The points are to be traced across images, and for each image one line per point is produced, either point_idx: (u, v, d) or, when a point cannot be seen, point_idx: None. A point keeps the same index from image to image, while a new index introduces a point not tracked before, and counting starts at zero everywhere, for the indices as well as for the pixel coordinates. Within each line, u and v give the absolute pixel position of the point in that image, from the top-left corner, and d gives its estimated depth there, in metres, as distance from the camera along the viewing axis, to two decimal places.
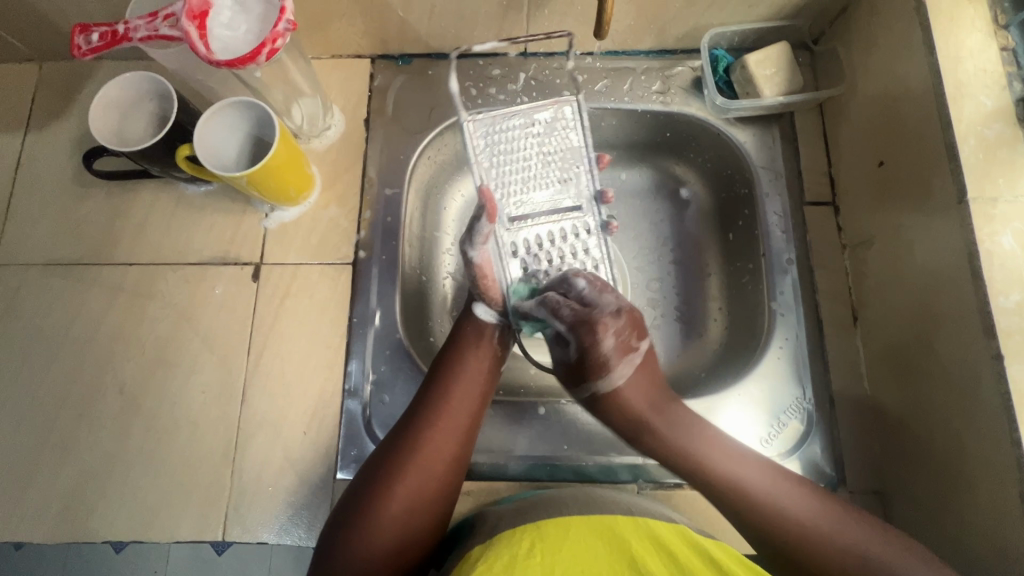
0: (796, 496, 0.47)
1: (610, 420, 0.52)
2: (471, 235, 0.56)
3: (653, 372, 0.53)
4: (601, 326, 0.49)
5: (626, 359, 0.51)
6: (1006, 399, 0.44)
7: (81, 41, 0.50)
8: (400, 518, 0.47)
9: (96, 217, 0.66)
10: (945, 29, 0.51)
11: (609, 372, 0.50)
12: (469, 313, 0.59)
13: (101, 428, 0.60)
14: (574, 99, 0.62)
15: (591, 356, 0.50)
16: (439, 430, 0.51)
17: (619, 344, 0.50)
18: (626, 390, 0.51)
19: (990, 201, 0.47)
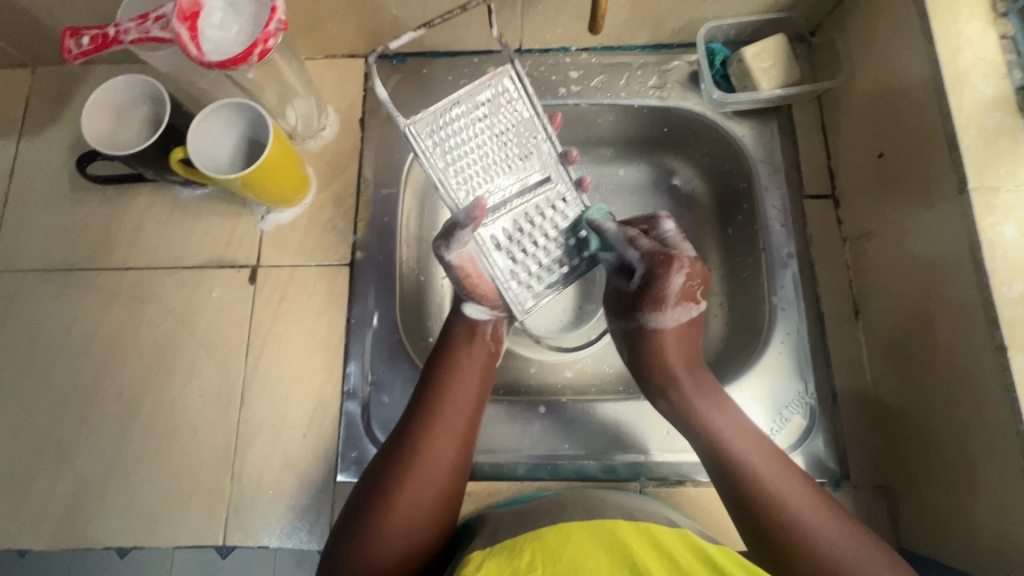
0: (806, 498, 0.48)
1: (648, 364, 0.56)
2: (448, 240, 0.53)
3: (691, 335, 0.57)
4: (676, 264, 0.53)
5: (683, 306, 0.55)
6: (1010, 390, 0.43)
7: (71, 45, 0.50)
8: (407, 522, 0.47)
9: (91, 222, 0.66)
10: (944, 17, 0.51)
11: (661, 307, 0.55)
12: (459, 311, 0.59)
13: (100, 434, 0.60)
14: (510, 65, 0.51)
15: (654, 288, 0.54)
16: (436, 435, 0.51)
17: (684, 288, 0.55)
18: (668, 333, 0.56)
19: (991, 191, 0.46)
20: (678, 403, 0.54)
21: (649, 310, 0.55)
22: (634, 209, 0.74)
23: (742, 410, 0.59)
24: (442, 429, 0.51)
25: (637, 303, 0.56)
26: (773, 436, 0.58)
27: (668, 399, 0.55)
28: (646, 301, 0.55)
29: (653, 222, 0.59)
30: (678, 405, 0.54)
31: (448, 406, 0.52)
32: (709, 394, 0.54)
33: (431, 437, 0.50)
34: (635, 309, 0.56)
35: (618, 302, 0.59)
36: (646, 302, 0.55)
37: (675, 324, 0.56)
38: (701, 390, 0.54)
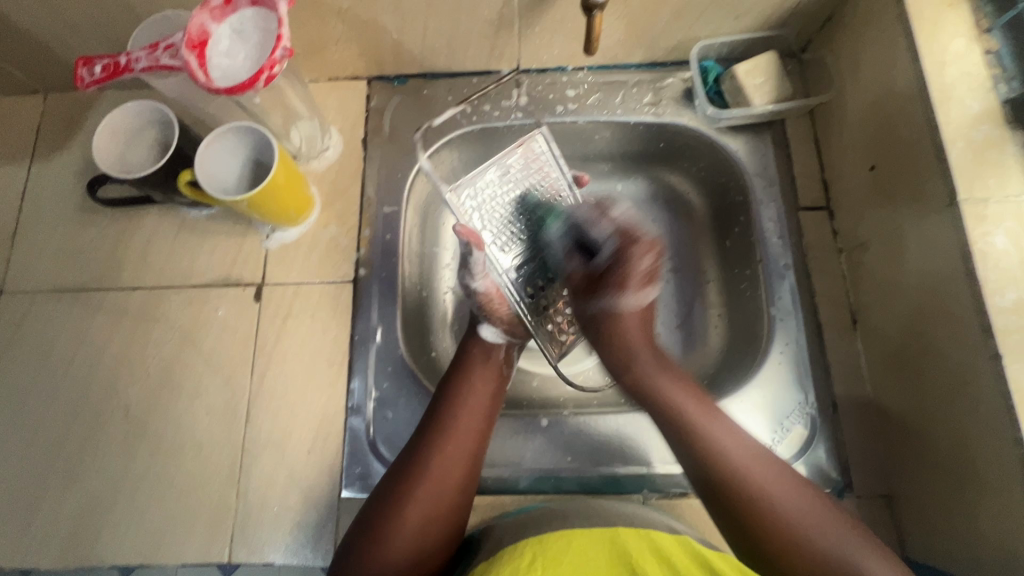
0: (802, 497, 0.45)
1: (606, 347, 0.57)
2: (471, 269, 0.60)
3: (648, 318, 0.59)
4: (646, 247, 0.57)
5: (643, 290, 0.57)
6: (1007, 398, 0.44)
7: (84, 73, 0.52)
8: (413, 542, 0.47)
9: (100, 243, 0.67)
10: (929, 34, 0.52)
11: (627, 289, 0.57)
12: (475, 334, 0.60)
13: (107, 453, 0.61)
14: (538, 132, 0.63)
15: (624, 267, 0.57)
16: (448, 450, 0.50)
17: (647, 271, 0.57)
18: (626, 316, 0.57)
19: (981, 201, 0.47)
20: (639, 382, 0.54)
21: (611, 293, 0.56)
22: None
23: (743, 421, 0.59)
24: (451, 446, 0.51)
25: (590, 288, 0.58)
26: (775, 446, 0.58)
27: (629, 374, 0.55)
28: (611, 283, 0.56)
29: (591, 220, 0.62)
30: (641, 377, 0.54)
31: (459, 425, 0.52)
32: (672, 372, 0.54)
33: (441, 456, 0.50)
34: (597, 292, 0.57)
35: (581, 282, 0.59)
36: (611, 284, 0.56)
37: (633, 307, 0.57)
38: (660, 365, 0.54)
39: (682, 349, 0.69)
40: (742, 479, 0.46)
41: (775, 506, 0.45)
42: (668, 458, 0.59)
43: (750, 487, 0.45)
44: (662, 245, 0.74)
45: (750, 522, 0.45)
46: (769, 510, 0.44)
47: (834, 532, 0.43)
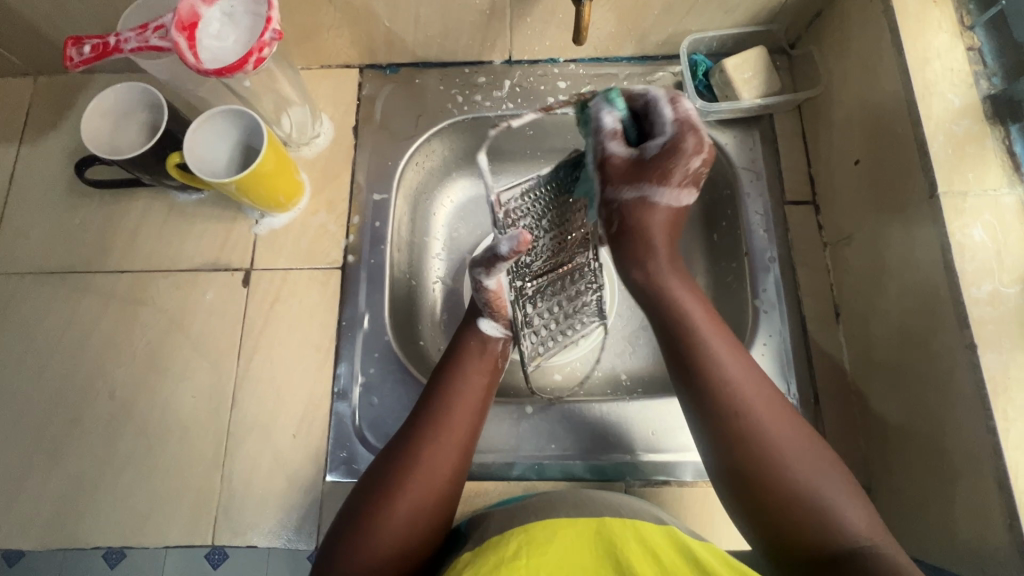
0: (795, 441, 0.45)
1: (627, 234, 0.51)
2: (488, 268, 0.51)
3: (678, 221, 0.53)
4: (699, 145, 0.48)
5: (684, 189, 0.50)
6: (981, 387, 0.45)
7: (73, 53, 0.52)
8: (400, 535, 0.46)
9: (89, 226, 0.67)
10: (913, 30, 0.53)
11: (666, 183, 0.49)
12: (472, 325, 0.58)
13: (92, 436, 0.61)
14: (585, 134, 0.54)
15: (669, 159, 0.48)
16: (440, 446, 0.50)
17: (694, 172, 0.49)
18: (661, 208, 0.51)
19: (960, 195, 0.48)
20: (651, 276, 0.51)
21: (654, 184, 0.49)
22: None
23: None
24: (442, 443, 0.50)
25: (631, 175, 0.49)
26: None
27: (642, 270, 0.51)
28: (652, 174, 0.49)
29: (654, 103, 0.51)
30: (655, 279, 0.51)
31: (449, 423, 0.51)
32: (683, 280, 0.52)
33: (432, 451, 0.50)
34: (641, 180, 0.49)
35: (620, 171, 0.49)
36: (653, 173, 0.49)
37: (668, 205, 0.51)
38: (673, 267, 0.52)
39: None
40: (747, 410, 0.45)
41: (762, 431, 0.45)
42: (652, 446, 0.59)
43: (752, 429, 0.45)
44: None
45: (744, 456, 0.44)
46: (762, 452, 0.44)
47: (809, 476, 0.44)
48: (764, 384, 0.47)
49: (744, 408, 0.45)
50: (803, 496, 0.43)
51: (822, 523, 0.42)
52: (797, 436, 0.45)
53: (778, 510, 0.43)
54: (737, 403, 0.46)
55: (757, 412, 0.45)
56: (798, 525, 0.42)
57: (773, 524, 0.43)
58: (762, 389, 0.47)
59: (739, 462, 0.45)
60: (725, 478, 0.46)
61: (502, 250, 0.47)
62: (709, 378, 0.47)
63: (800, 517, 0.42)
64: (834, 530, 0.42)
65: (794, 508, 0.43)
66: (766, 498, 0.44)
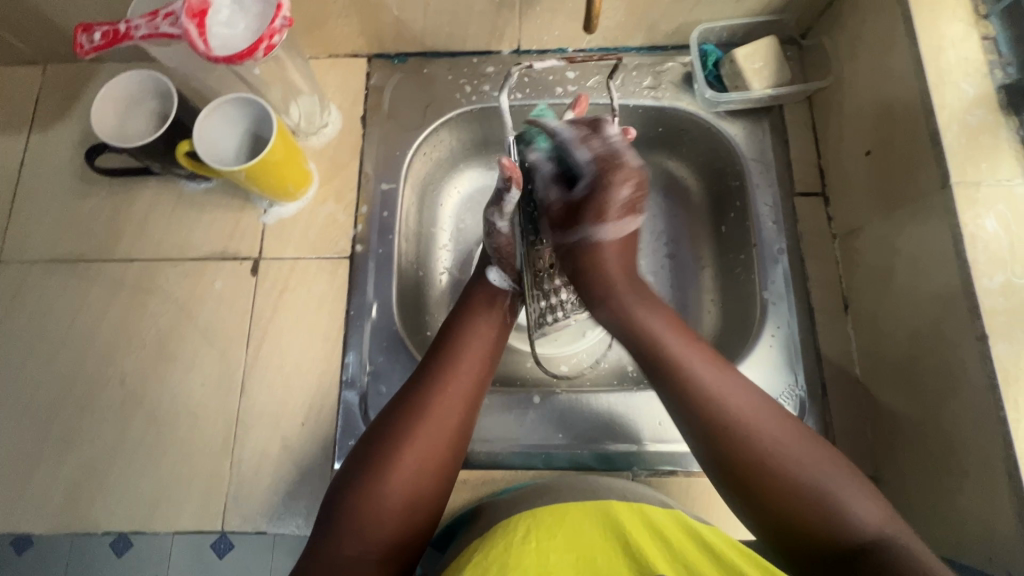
0: (791, 438, 0.46)
1: (585, 282, 0.55)
2: (501, 208, 0.56)
3: (628, 245, 0.58)
4: (625, 175, 0.53)
5: (622, 220, 0.56)
6: (992, 378, 0.44)
7: (84, 40, 0.52)
8: (408, 477, 0.48)
9: (98, 214, 0.67)
10: (927, 19, 0.52)
11: (602, 220, 0.55)
12: (481, 277, 0.61)
13: (103, 422, 0.61)
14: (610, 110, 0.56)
15: (599, 198, 0.54)
16: (446, 392, 0.51)
17: (629, 199, 0.55)
18: (607, 245, 0.56)
19: (973, 184, 0.48)
20: (617, 313, 0.53)
21: (591, 223, 0.55)
22: None
23: None
24: (430, 428, 0.49)
25: (567, 217, 0.56)
26: None
27: (607, 308, 0.53)
28: (589, 212, 0.55)
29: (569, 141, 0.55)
30: (620, 314, 0.53)
31: (437, 408, 0.50)
32: (648, 300, 0.53)
33: (439, 397, 0.51)
34: (578, 224, 0.55)
35: (562, 214, 0.57)
36: (589, 214, 0.55)
37: (611, 237, 0.56)
38: (637, 294, 0.53)
39: None
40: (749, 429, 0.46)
41: (756, 443, 0.45)
42: (659, 437, 0.59)
43: (748, 440, 0.45)
44: (658, 229, 0.74)
45: (745, 469, 0.45)
46: (761, 461, 0.45)
47: (816, 475, 0.44)
48: (752, 397, 0.48)
49: (732, 416, 0.46)
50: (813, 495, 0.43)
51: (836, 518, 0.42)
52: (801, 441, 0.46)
53: (793, 509, 0.43)
54: (723, 424, 0.46)
55: (744, 421, 0.46)
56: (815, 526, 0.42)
57: (785, 523, 0.43)
58: (741, 395, 0.48)
59: (739, 475, 0.45)
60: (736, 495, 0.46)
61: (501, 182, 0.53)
62: (707, 410, 0.47)
63: (813, 515, 0.43)
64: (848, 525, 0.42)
65: (803, 507, 0.43)
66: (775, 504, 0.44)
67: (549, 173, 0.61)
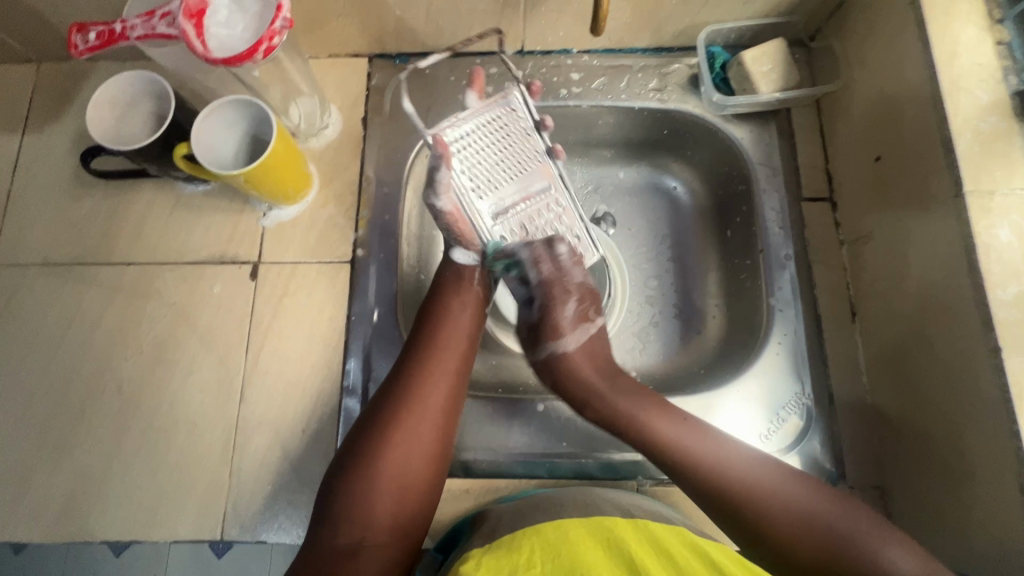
0: (801, 489, 0.47)
1: (562, 390, 0.56)
2: (434, 188, 0.53)
3: (598, 345, 0.59)
4: (569, 291, 0.57)
5: (577, 331, 0.58)
6: (1005, 391, 0.44)
7: (78, 40, 0.51)
8: (396, 463, 0.48)
9: (94, 217, 0.66)
10: (940, 24, 0.51)
11: (560, 336, 0.57)
12: (448, 258, 0.60)
13: (100, 429, 0.60)
14: (517, 88, 0.59)
15: (549, 318, 0.57)
16: (430, 376, 0.51)
17: (579, 311, 0.58)
18: (574, 353, 0.57)
19: (987, 193, 0.47)
20: (600, 411, 0.54)
21: (551, 341, 0.57)
22: (634, 209, 0.74)
23: (740, 411, 0.59)
24: (416, 411, 0.50)
25: (533, 340, 0.59)
26: (770, 436, 0.58)
27: (592, 408, 0.55)
28: (546, 332, 0.58)
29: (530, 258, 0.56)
30: (604, 412, 0.54)
31: (423, 391, 0.51)
32: (631, 393, 0.54)
33: (423, 382, 0.51)
34: (539, 346, 0.58)
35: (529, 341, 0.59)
36: (547, 333, 0.58)
37: (575, 345, 0.58)
38: (614, 389, 0.54)
39: (679, 338, 0.69)
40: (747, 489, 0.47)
41: (761, 501, 0.47)
42: None
43: (758, 502, 0.47)
44: (663, 232, 0.73)
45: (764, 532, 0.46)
46: (784, 520, 0.46)
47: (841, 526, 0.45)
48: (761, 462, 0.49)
49: (735, 480, 0.48)
50: (832, 540, 0.44)
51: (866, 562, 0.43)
52: (800, 486, 0.47)
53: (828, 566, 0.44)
54: (727, 494, 0.48)
55: (752, 482, 0.47)
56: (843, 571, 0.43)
57: (820, 572, 0.45)
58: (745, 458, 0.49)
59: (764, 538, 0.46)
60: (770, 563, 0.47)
61: (432, 155, 0.53)
62: (697, 478, 0.49)
63: (840, 561, 0.44)
64: (882, 566, 0.42)
65: (828, 553, 0.44)
66: (801, 558, 0.45)
67: (482, 147, 0.58)
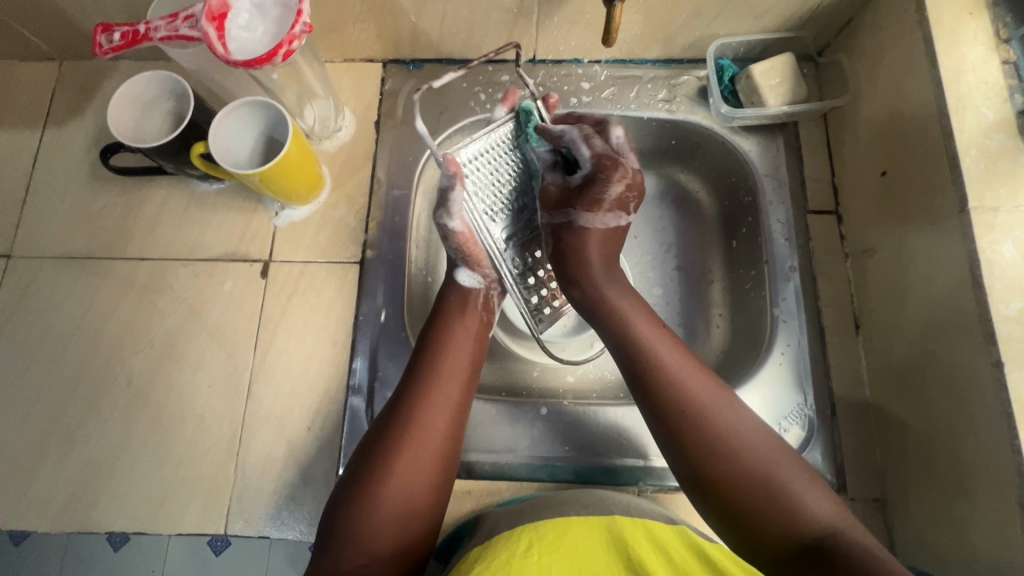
0: (763, 443, 0.47)
1: (567, 258, 0.56)
2: (447, 207, 0.56)
3: (615, 241, 0.58)
4: (620, 171, 0.56)
5: (611, 214, 0.57)
6: (1006, 405, 0.44)
7: (103, 40, 0.52)
8: (399, 491, 0.48)
9: (109, 212, 0.67)
10: (948, 42, 0.52)
11: (596, 209, 0.56)
12: (453, 282, 0.60)
13: (109, 421, 0.61)
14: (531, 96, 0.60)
15: (596, 189, 0.56)
16: (431, 404, 0.51)
17: (620, 197, 0.56)
18: (594, 232, 0.56)
19: (991, 210, 0.48)
20: (585, 293, 0.55)
21: (583, 210, 0.56)
22: (641, 217, 0.75)
23: None
24: (419, 437, 0.50)
25: (561, 200, 0.57)
26: None
27: (578, 288, 0.56)
28: (584, 201, 0.56)
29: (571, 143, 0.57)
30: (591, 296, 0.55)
31: (426, 420, 0.50)
32: (620, 296, 0.55)
33: (423, 411, 0.51)
34: (567, 206, 0.56)
35: (556, 201, 0.57)
36: (584, 201, 0.56)
37: (599, 227, 0.57)
38: (608, 281, 0.55)
39: None
40: (700, 418, 0.47)
41: (720, 440, 0.46)
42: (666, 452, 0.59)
43: (709, 425, 0.47)
44: (669, 241, 0.74)
45: (706, 452, 0.46)
46: (735, 463, 0.46)
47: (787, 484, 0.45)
48: (752, 423, 0.48)
49: (702, 409, 0.48)
50: (770, 493, 0.44)
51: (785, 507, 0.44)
52: (753, 437, 0.47)
53: (754, 509, 0.44)
54: (699, 413, 0.47)
55: (726, 423, 0.47)
56: (753, 507, 0.44)
57: (740, 511, 0.45)
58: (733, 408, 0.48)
59: (699, 457, 0.46)
60: (693, 483, 0.47)
61: (445, 177, 0.55)
62: (669, 390, 0.49)
63: (758, 501, 0.44)
64: (802, 519, 0.43)
65: (762, 497, 0.44)
66: (732, 495, 0.45)
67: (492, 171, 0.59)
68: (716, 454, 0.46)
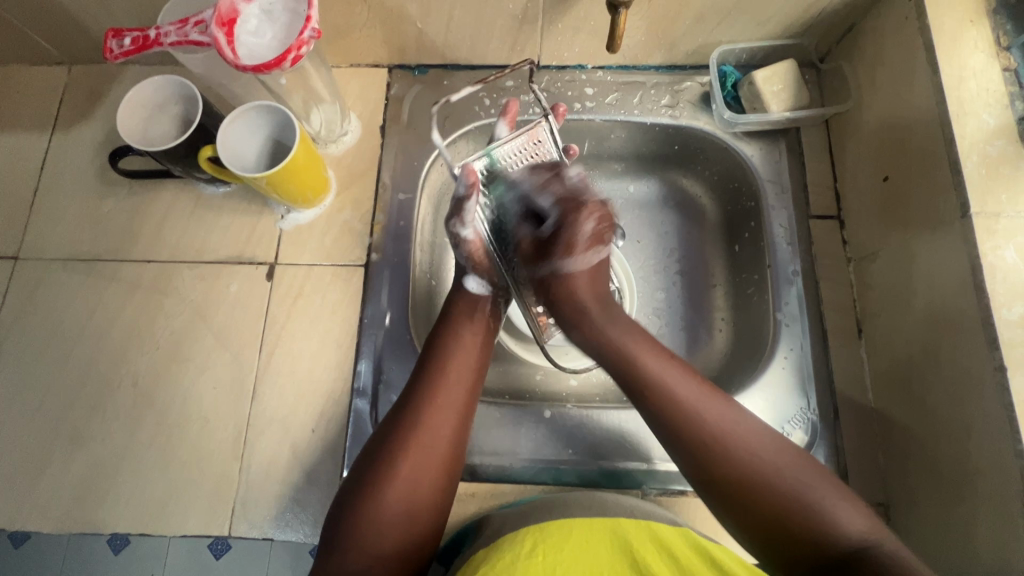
0: (781, 457, 0.47)
1: (558, 306, 0.56)
2: (461, 215, 0.55)
3: (600, 274, 0.58)
4: (586, 210, 0.55)
5: (591, 252, 0.56)
6: (1009, 410, 0.44)
7: (114, 45, 0.53)
8: (403, 493, 0.48)
9: (116, 215, 0.68)
10: (948, 49, 0.53)
11: (570, 254, 0.55)
12: (460, 286, 0.60)
13: (114, 422, 0.61)
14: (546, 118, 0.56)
15: (567, 233, 0.55)
16: (436, 407, 0.51)
17: (594, 232, 0.56)
18: (576, 275, 0.56)
19: (993, 215, 0.48)
20: (590, 334, 0.54)
21: (561, 257, 0.55)
22: (644, 221, 0.76)
23: None
24: (424, 445, 0.50)
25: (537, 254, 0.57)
26: None
27: (581, 329, 0.55)
28: (559, 247, 0.55)
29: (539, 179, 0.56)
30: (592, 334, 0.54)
31: (431, 424, 0.51)
32: (622, 323, 0.54)
33: (428, 415, 0.51)
34: (547, 257, 0.56)
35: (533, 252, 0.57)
36: (558, 248, 0.55)
37: (582, 268, 0.56)
38: (608, 316, 0.54)
39: (686, 350, 0.70)
40: (716, 448, 0.47)
41: (741, 463, 0.47)
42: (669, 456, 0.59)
43: (726, 448, 0.47)
44: (672, 246, 0.74)
45: (728, 478, 0.47)
46: (760, 484, 0.46)
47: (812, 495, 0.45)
48: (765, 437, 0.48)
49: (716, 435, 0.47)
50: (799, 509, 0.44)
51: (818, 525, 0.44)
52: (769, 451, 0.47)
53: (789, 525, 0.44)
54: (715, 443, 0.47)
55: (741, 444, 0.47)
56: (791, 523, 0.44)
57: (775, 530, 0.45)
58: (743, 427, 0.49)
59: (724, 484, 0.47)
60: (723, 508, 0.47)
61: (461, 185, 0.53)
62: (677, 427, 0.48)
63: (793, 520, 0.44)
64: (837, 530, 0.43)
65: (794, 514, 0.44)
66: (763, 513, 0.45)
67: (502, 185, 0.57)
68: (739, 481, 0.46)
